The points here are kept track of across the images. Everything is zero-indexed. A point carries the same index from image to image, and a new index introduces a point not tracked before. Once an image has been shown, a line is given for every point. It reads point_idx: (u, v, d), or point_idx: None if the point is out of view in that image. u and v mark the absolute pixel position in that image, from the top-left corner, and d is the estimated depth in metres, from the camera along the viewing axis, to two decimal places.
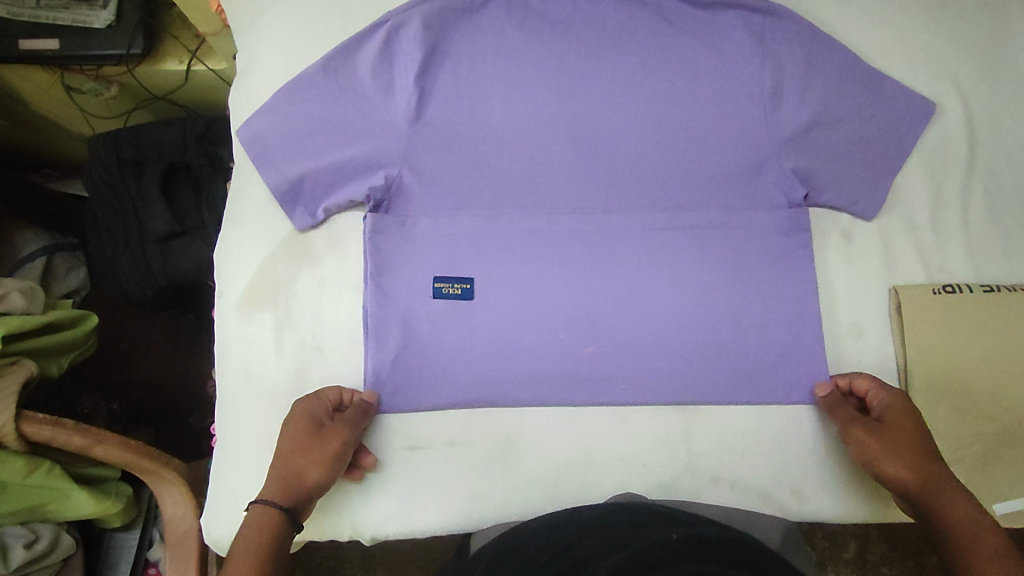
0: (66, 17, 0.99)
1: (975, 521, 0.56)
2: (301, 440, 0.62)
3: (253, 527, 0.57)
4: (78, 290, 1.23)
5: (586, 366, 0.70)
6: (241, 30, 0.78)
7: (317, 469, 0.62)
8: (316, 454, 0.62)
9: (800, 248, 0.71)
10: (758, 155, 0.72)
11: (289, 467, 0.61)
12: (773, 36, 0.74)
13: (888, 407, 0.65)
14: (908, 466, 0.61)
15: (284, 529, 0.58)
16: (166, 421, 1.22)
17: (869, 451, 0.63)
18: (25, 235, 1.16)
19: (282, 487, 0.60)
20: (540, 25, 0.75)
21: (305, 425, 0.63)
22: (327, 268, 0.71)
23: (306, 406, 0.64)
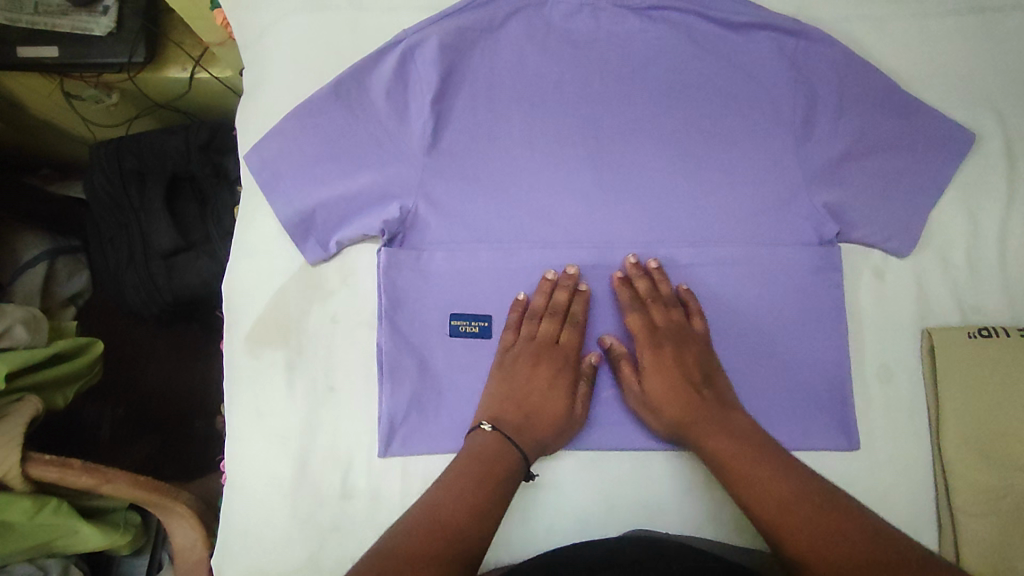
0: (65, 24, 0.95)
1: (743, 458, 0.60)
2: (556, 395, 0.65)
3: (494, 454, 0.60)
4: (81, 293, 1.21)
5: (607, 407, 0.69)
6: (248, 47, 0.74)
7: (551, 429, 0.64)
8: (560, 418, 0.65)
9: (831, 286, 0.69)
10: (788, 189, 0.69)
11: (540, 420, 0.64)
12: (805, 61, 0.70)
13: (651, 365, 0.66)
14: (688, 415, 0.64)
15: (517, 464, 0.61)
16: (175, 431, 1.20)
17: (654, 409, 0.65)
18: (27, 239, 1.14)
19: (518, 430, 0.63)
20: (562, 45, 0.71)
21: (561, 384, 0.66)
22: (339, 303, 0.69)
23: (562, 368, 0.66)
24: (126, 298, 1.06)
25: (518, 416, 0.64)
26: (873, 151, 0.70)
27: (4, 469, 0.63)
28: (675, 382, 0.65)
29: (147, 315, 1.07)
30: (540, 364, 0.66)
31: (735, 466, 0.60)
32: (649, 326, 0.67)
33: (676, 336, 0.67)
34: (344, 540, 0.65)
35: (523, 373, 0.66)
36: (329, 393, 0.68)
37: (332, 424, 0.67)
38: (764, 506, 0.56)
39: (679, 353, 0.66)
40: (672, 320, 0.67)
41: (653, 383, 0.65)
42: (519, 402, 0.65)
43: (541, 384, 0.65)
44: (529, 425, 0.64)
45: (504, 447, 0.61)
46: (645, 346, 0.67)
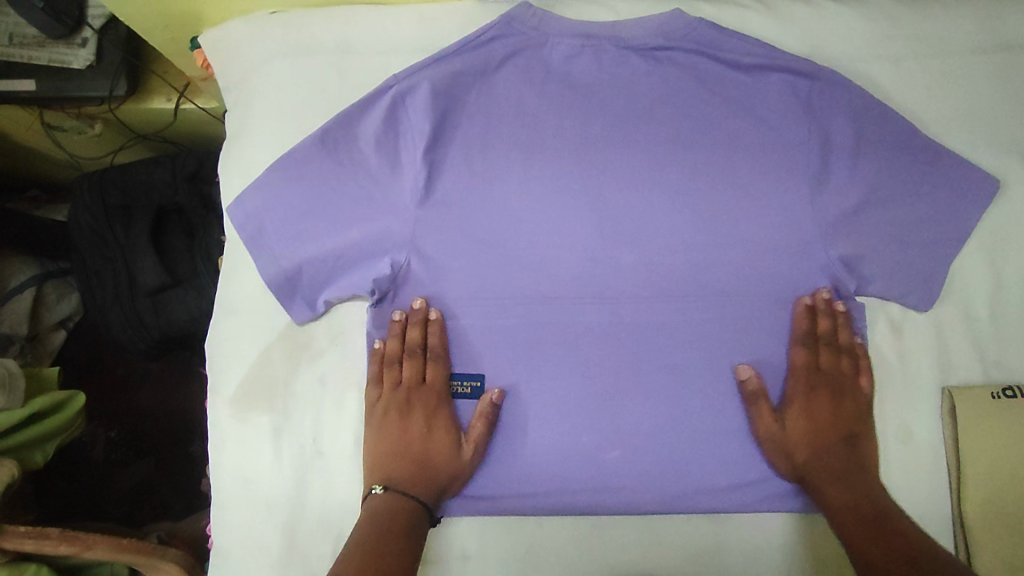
0: (42, 56, 0.91)
1: (862, 509, 0.59)
2: (438, 438, 0.62)
3: (391, 509, 0.58)
4: (71, 316, 1.18)
5: (611, 473, 0.64)
6: (232, 89, 0.71)
7: (447, 473, 0.62)
8: (448, 457, 0.62)
9: (846, 344, 0.65)
10: (802, 240, 0.66)
11: (426, 468, 0.61)
12: (820, 105, 0.67)
13: (817, 402, 0.64)
14: (818, 462, 0.62)
15: (421, 517, 0.59)
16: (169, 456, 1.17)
17: (776, 447, 0.64)
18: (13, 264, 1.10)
19: (409, 485, 0.60)
20: (562, 89, 0.67)
21: (441, 425, 0.62)
22: (328, 363, 0.65)
23: (439, 408, 0.63)
24: (111, 334, 1.03)
25: (407, 470, 0.61)
26: (891, 200, 0.66)
27: None
28: (810, 427, 0.63)
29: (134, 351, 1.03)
30: (414, 411, 0.63)
31: (859, 518, 0.58)
32: (813, 366, 0.65)
33: (836, 384, 0.64)
34: None
35: (400, 425, 0.62)
36: (318, 459, 0.64)
37: (321, 493, 0.64)
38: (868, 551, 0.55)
39: (835, 400, 0.64)
40: (841, 367, 0.65)
41: (791, 424, 0.64)
42: (404, 457, 0.61)
43: (420, 432, 0.62)
44: (422, 479, 0.61)
45: (401, 505, 0.59)
46: (795, 387, 0.64)
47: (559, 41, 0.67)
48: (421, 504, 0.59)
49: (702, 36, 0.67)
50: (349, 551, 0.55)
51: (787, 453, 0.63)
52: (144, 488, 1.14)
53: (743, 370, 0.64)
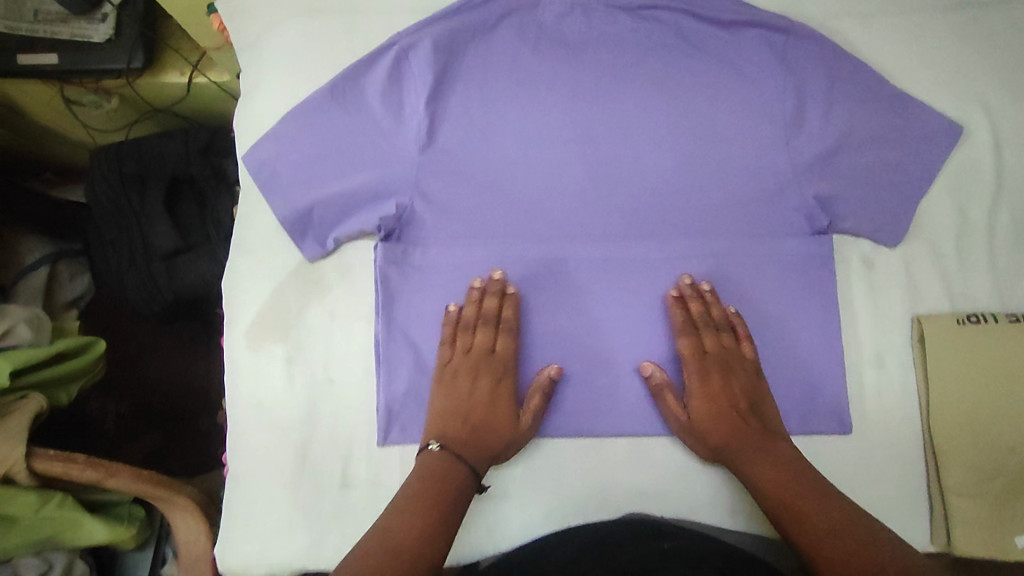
0: (64, 31, 0.96)
1: (784, 483, 0.61)
2: (500, 407, 0.67)
3: (439, 476, 0.61)
4: (83, 296, 1.24)
5: (602, 397, 0.69)
6: (246, 49, 0.75)
7: (502, 439, 0.66)
8: (506, 430, 0.66)
9: (820, 276, 0.70)
10: (779, 180, 0.70)
11: (483, 433, 0.65)
12: (795, 56, 0.71)
13: (705, 383, 0.67)
14: (730, 439, 0.65)
15: (467, 480, 0.62)
16: (180, 424, 1.21)
17: (688, 432, 0.67)
18: (27, 244, 1.18)
19: (466, 445, 0.64)
20: (554, 45, 0.72)
21: (505, 395, 0.67)
22: (338, 298, 0.70)
23: (505, 379, 0.68)
24: (128, 299, 1.08)
25: (466, 432, 0.65)
26: (864, 143, 0.70)
27: (11, 464, 0.65)
28: (714, 409, 0.66)
29: (148, 314, 1.08)
30: (479, 378, 0.67)
31: (777, 487, 0.61)
32: (698, 351, 0.68)
33: (725, 364, 0.68)
34: (356, 520, 0.67)
35: (466, 390, 0.67)
36: (328, 386, 0.69)
37: (331, 418, 0.69)
38: (798, 526, 0.58)
39: (726, 379, 0.67)
40: (723, 345, 0.68)
41: (699, 408, 0.66)
42: (466, 417, 0.66)
43: (482, 397, 0.67)
44: (480, 441, 0.65)
45: (453, 465, 0.62)
46: (693, 371, 0.68)
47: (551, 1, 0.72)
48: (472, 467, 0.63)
49: None
50: (401, 504, 0.59)
51: (700, 434, 0.66)
52: (157, 453, 1.17)
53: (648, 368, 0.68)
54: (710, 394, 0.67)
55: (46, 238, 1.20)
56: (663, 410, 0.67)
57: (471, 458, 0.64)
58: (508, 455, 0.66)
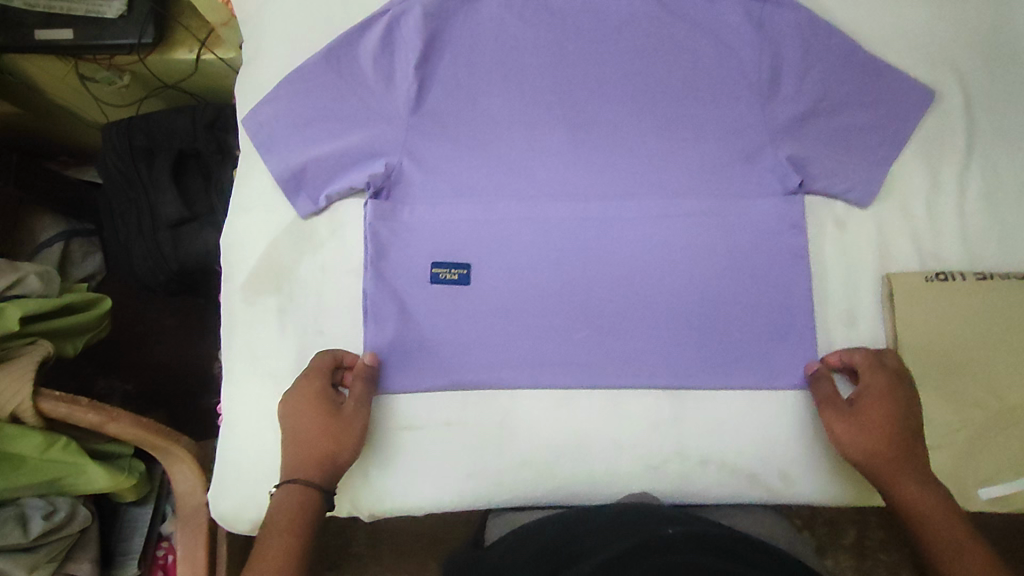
0: (79, 7, 1.01)
1: (934, 507, 0.61)
2: (318, 412, 0.65)
3: (290, 510, 0.61)
4: (94, 275, 1.29)
5: (580, 351, 0.71)
6: (248, 20, 0.80)
7: (332, 437, 0.65)
8: (333, 424, 0.65)
9: (793, 235, 0.72)
10: (754, 143, 0.73)
11: (312, 444, 0.64)
12: (771, 23, 0.74)
13: (889, 397, 0.65)
14: (898, 457, 0.64)
15: (321, 506, 0.62)
16: (178, 403, 1.25)
17: (855, 443, 0.65)
18: (44, 220, 1.23)
19: (300, 468, 0.63)
20: (539, 13, 0.75)
21: (317, 397, 0.65)
22: (328, 253, 0.73)
23: (311, 378, 0.66)
24: (135, 269, 1.11)
25: (300, 450, 0.64)
26: (836, 107, 0.73)
27: (19, 402, 0.69)
28: (891, 421, 0.65)
29: (154, 284, 1.12)
30: (291, 397, 0.66)
31: (935, 520, 0.60)
32: (880, 362, 0.67)
33: (906, 381, 0.66)
34: None
35: (288, 410, 0.66)
36: (317, 336, 0.72)
37: None
38: (948, 552, 0.59)
39: (907, 396, 0.66)
40: (903, 365, 0.68)
41: (868, 415, 0.65)
42: (291, 439, 0.65)
43: (300, 411, 0.65)
44: (315, 454, 0.64)
45: (300, 497, 0.62)
46: (874, 381, 0.66)
47: None
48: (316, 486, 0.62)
49: None
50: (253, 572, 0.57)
51: (867, 445, 0.64)
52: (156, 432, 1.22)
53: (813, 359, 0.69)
54: (871, 407, 0.65)
55: (61, 216, 1.26)
56: (835, 412, 0.66)
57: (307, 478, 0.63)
58: (355, 447, 0.66)
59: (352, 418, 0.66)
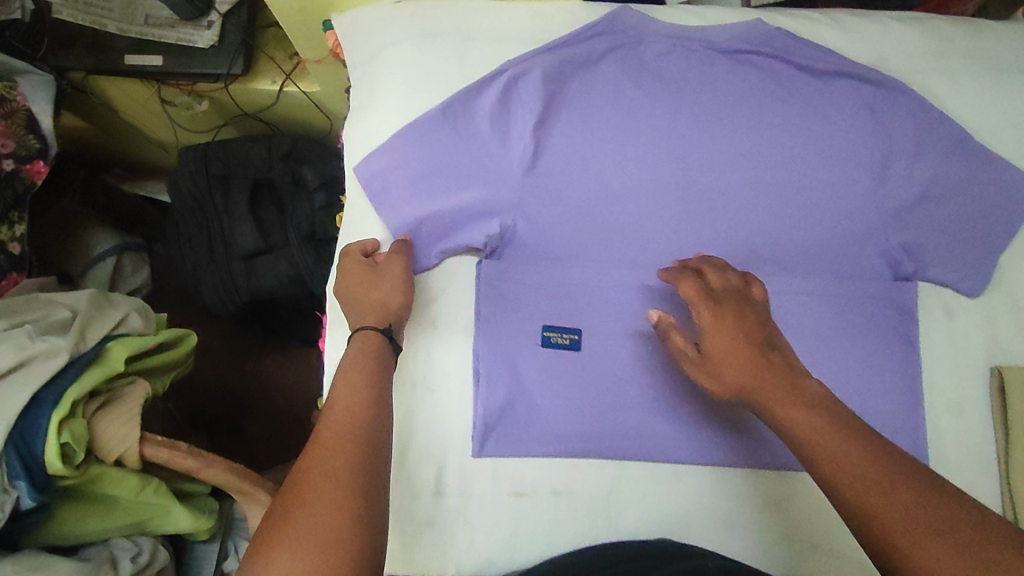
0: (171, 35, 1.01)
1: (823, 428, 0.53)
2: (362, 278, 0.68)
3: (362, 353, 0.62)
4: (140, 288, 1.42)
5: (687, 425, 0.71)
6: (359, 66, 0.80)
7: (377, 297, 0.67)
8: (372, 283, 0.68)
9: (902, 319, 0.73)
10: (866, 227, 0.74)
11: (364, 303, 0.67)
12: (884, 108, 0.76)
13: (720, 323, 0.61)
14: (755, 382, 0.57)
15: (388, 352, 0.63)
16: (221, 425, 1.33)
17: (722, 382, 0.60)
18: (98, 234, 1.35)
19: (364, 312, 0.66)
20: (654, 81, 0.76)
21: (358, 268, 0.69)
22: (438, 309, 0.72)
23: (350, 259, 0.70)
24: (204, 295, 1.12)
25: (359, 310, 0.66)
26: (949, 195, 0.74)
27: (126, 446, 0.66)
28: (735, 352, 0.59)
29: (223, 313, 1.12)
30: (345, 280, 0.69)
31: (821, 444, 0.52)
32: (709, 293, 0.63)
33: (737, 298, 0.63)
34: (442, 528, 0.68)
35: (342, 285, 0.69)
36: (426, 394, 0.71)
37: (424, 418, 0.70)
38: (842, 479, 0.50)
39: (740, 316, 0.61)
40: (730, 284, 0.64)
41: (715, 351, 0.60)
42: (351, 296, 0.68)
43: (352, 287, 0.68)
44: (372, 300, 0.67)
45: (370, 342, 0.63)
46: (705, 313, 0.62)
47: (654, 40, 0.76)
48: (372, 327, 0.64)
49: (778, 41, 0.76)
50: (342, 408, 0.58)
51: (730, 379, 0.59)
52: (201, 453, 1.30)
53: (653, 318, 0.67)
54: (715, 342, 0.60)
55: (114, 230, 1.38)
56: (688, 363, 0.63)
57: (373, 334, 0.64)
58: (402, 292, 0.68)
59: (389, 264, 0.69)
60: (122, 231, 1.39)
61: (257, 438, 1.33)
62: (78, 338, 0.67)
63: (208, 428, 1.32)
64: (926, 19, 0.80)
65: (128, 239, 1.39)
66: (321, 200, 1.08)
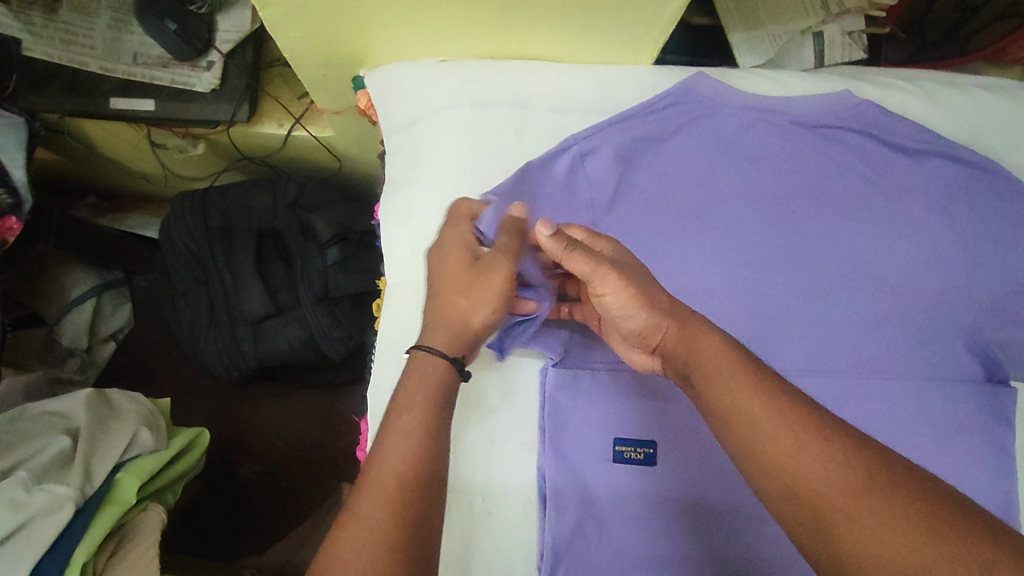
0: (165, 76, 0.88)
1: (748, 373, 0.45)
2: (456, 272, 0.56)
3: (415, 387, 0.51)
4: (122, 328, 1.30)
5: (777, 548, 0.63)
6: (397, 130, 0.71)
7: (462, 304, 0.55)
8: (467, 285, 0.55)
9: (996, 425, 0.68)
10: (958, 323, 0.69)
11: (450, 309, 0.55)
12: (978, 191, 0.70)
13: (630, 259, 0.56)
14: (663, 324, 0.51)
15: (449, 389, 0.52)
16: (215, 479, 1.22)
17: (624, 313, 0.53)
18: (75, 274, 1.21)
19: (435, 325, 0.54)
20: (730, 158, 0.70)
21: (464, 248, 0.57)
22: (498, 422, 0.64)
23: (460, 229, 0.58)
24: (202, 359, 1.01)
25: (444, 318, 0.54)
26: None
27: None
28: (648, 284, 0.53)
29: (225, 379, 1.02)
30: (450, 254, 0.57)
31: (731, 384, 0.45)
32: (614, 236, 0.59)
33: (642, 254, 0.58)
34: None
35: (438, 262, 0.58)
36: (485, 518, 0.63)
37: (488, 546, 0.62)
38: (757, 426, 0.43)
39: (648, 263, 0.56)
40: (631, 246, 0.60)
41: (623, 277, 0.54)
42: (439, 289, 0.56)
43: (453, 270, 0.56)
44: (455, 308, 0.55)
45: (433, 371, 0.52)
46: (604, 249, 0.56)
47: (731, 112, 0.70)
48: (443, 359, 0.52)
49: (868, 116, 0.70)
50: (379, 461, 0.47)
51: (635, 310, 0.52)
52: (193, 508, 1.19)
53: (541, 229, 0.53)
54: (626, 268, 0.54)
55: (92, 268, 1.24)
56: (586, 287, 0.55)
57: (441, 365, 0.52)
58: (493, 312, 0.55)
59: (491, 269, 0.55)
60: (100, 266, 1.26)
61: (254, 494, 1.21)
62: (85, 481, 0.62)
63: (201, 480, 1.21)
64: (1013, 89, 0.75)
65: (108, 276, 1.27)
66: (334, 255, 0.98)
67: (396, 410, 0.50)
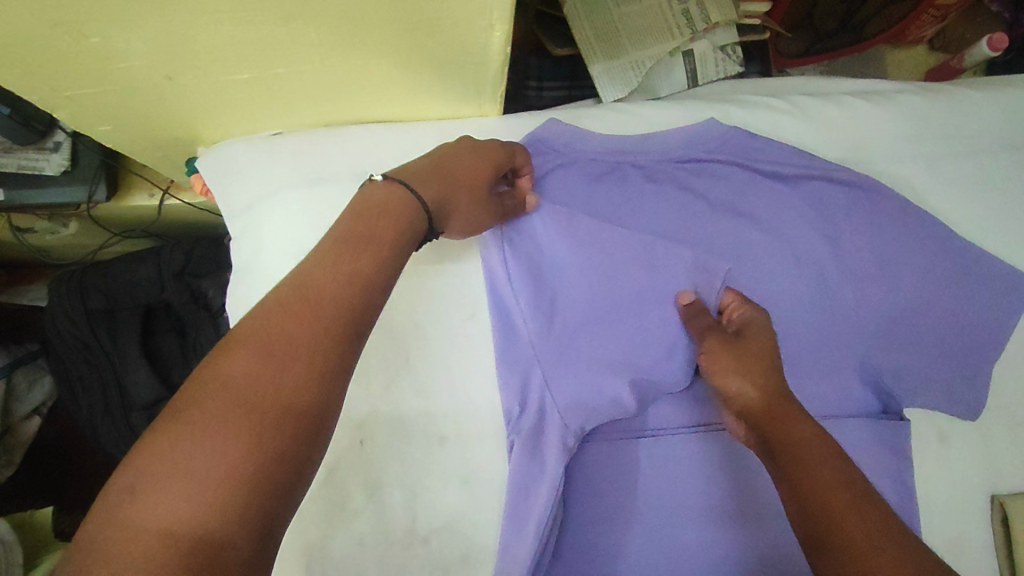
0: (10, 162, 0.81)
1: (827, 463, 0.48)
2: (478, 176, 0.57)
3: (372, 208, 0.50)
4: (44, 402, 1.05)
5: None
6: (236, 215, 0.66)
7: (461, 200, 0.56)
8: (477, 200, 0.57)
9: (896, 461, 0.64)
10: (847, 355, 0.65)
11: (451, 191, 0.55)
12: (854, 211, 0.67)
13: (753, 330, 0.59)
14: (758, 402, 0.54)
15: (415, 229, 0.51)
16: None
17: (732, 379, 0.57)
18: None
19: (432, 178, 0.54)
20: (600, 204, 0.65)
21: (495, 161, 0.59)
22: (368, 522, 0.60)
23: (499, 146, 0.60)
24: (104, 446, 0.98)
25: (445, 188, 0.54)
26: (937, 303, 0.66)
27: None
28: (767, 364, 0.57)
29: None
30: (482, 155, 0.58)
31: (810, 467, 0.48)
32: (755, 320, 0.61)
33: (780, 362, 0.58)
34: None
35: (472, 148, 0.58)
36: None
37: None
38: (823, 508, 0.45)
39: (770, 351, 0.58)
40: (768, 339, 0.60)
41: (751, 347, 0.58)
42: (454, 171, 0.56)
43: (478, 173, 0.57)
44: (455, 194, 0.55)
45: (406, 206, 0.51)
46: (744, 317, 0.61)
47: (591, 158, 0.66)
48: (425, 217, 0.52)
49: (735, 145, 0.67)
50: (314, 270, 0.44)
51: (746, 380, 0.56)
52: None
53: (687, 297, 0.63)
54: (755, 343, 0.58)
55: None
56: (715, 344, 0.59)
57: (392, 230, 0.49)
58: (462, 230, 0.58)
59: (490, 208, 0.59)
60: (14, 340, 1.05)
61: None
62: None
63: None
64: (891, 93, 0.71)
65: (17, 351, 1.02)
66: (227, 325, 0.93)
67: (308, 270, 0.44)
